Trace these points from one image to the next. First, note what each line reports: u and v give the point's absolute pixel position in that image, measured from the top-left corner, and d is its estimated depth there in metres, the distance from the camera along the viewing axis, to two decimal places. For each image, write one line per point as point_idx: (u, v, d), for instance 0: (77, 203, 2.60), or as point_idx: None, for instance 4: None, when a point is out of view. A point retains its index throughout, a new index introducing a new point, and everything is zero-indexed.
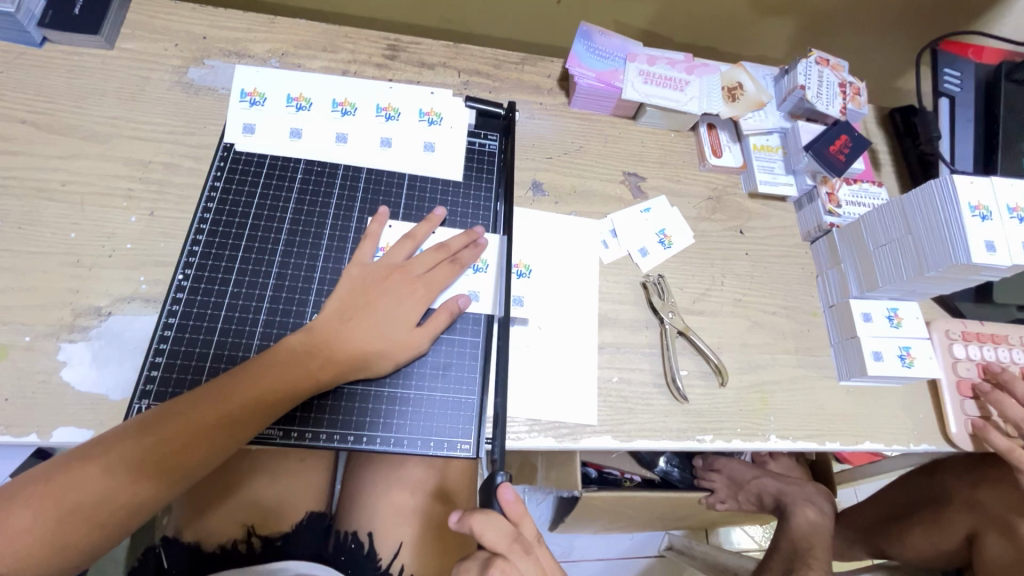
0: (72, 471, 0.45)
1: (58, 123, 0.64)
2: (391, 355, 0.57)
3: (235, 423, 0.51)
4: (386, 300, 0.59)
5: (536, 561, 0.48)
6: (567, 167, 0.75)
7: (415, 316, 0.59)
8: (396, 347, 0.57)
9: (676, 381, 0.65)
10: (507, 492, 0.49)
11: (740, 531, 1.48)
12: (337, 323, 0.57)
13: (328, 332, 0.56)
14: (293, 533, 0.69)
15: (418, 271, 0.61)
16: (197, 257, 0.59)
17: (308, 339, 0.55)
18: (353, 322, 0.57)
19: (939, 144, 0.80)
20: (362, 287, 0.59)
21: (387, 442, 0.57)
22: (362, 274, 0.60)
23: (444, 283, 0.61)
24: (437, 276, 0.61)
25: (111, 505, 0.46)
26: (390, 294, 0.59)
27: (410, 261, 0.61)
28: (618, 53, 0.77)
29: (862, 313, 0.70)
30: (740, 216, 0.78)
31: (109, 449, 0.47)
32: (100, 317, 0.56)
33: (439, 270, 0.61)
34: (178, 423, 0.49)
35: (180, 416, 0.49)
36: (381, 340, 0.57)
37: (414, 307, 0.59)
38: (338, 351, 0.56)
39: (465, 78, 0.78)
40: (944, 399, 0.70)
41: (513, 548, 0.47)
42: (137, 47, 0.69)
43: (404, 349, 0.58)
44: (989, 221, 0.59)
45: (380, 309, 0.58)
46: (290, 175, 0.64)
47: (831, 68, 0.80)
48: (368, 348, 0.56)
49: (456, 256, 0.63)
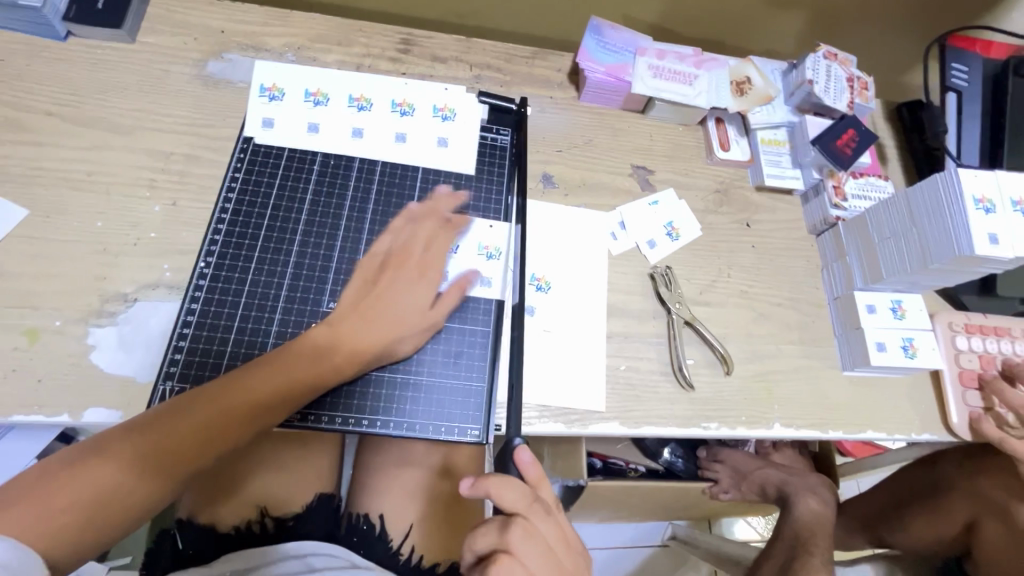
0: (113, 451, 0.46)
1: (82, 116, 0.66)
2: (407, 340, 0.59)
3: (268, 405, 0.53)
4: (399, 286, 0.59)
5: (556, 524, 0.49)
6: (577, 159, 0.77)
7: (428, 300, 0.60)
8: (415, 331, 0.59)
9: (683, 370, 0.67)
10: (524, 454, 0.51)
11: (742, 522, 1.50)
12: (354, 309, 0.58)
13: (348, 321, 0.57)
14: (304, 513, 0.72)
15: (432, 257, 0.62)
16: (219, 246, 0.61)
17: (330, 330, 0.57)
18: (369, 309, 0.58)
19: (946, 139, 0.80)
20: (376, 273, 0.60)
21: (400, 426, 0.59)
22: (370, 259, 0.61)
23: (457, 268, 0.63)
24: (440, 251, 0.62)
25: (149, 483, 0.47)
26: (401, 278, 0.60)
27: (412, 239, 0.62)
28: (628, 47, 0.78)
29: (867, 305, 0.71)
30: (748, 209, 0.79)
31: (149, 432, 0.48)
32: (126, 303, 0.59)
33: (455, 261, 0.63)
34: (215, 407, 0.51)
35: (216, 399, 0.51)
36: (400, 325, 0.58)
37: (428, 291, 0.60)
38: (359, 338, 0.57)
39: (477, 72, 0.79)
40: (946, 390, 0.72)
41: (533, 507, 0.48)
42: (157, 41, 0.71)
43: (419, 331, 0.59)
44: (993, 214, 0.60)
45: (395, 293, 0.59)
46: (308, 167, 0.66)
47: (839, 62, 0.81)
48: (386, 334, 0.58)
49: (471, 249, 0.65)
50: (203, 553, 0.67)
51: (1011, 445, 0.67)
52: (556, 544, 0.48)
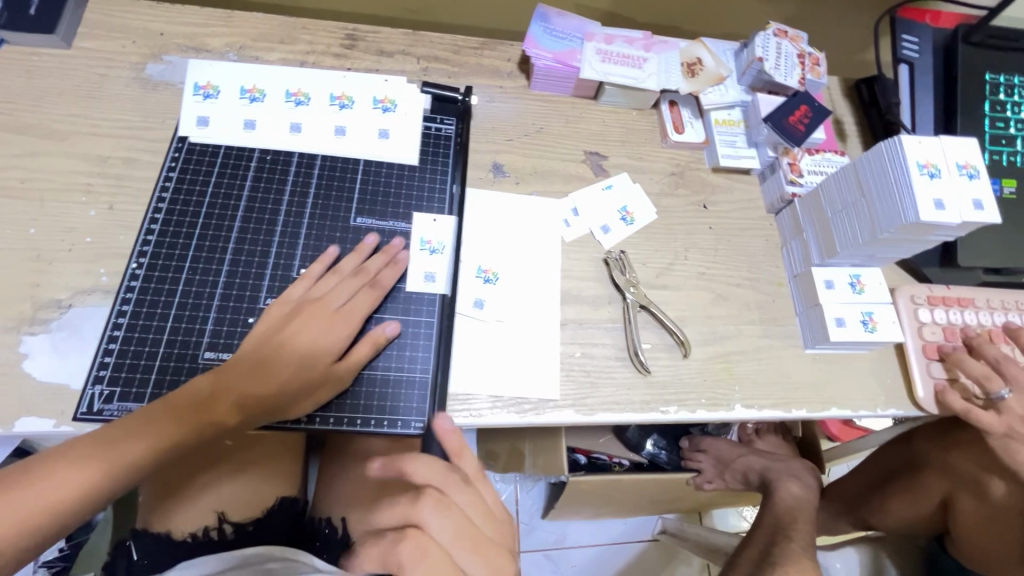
0: (55, 472, 0.44)
1: (17, 123, 0.65)
2: (313, 390, 0.55)
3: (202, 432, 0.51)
4: (302, 332, 0.56)
5: (476, 494, 0.47)
6: (528, 148, 0.76)
7: (336, 350, 0.57)
8: (320, 382, 0.56)
9: (638, 354, 0.66)
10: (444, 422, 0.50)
11: (733, 512, 1.48)
12: (250, 364, 0.54)
13: (242, 369, 0.54)
14: (264, 517, 0.71)
15: (338, 301, 0.59)
16: (151, 246, 0.60)
17: (217, 378, 0.53)
18: (269, 361, 0.55)
19: (901, 111, 0.80)
20: (280, 322, 0.57)
21: (340, 422, 0.57)
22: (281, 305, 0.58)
23: (366, 311, 0.60)
24: (360, 304, 0.59)
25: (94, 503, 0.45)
26: (308, 326, 0.57)
27: (328, 293, 0.59)
28: (576, 33, 0.78)
29: (825, 281, 0.70)
30: (704, 191, 0.79)
31: (91, 456, 0.45)
32: (61, 309, 0.57)
33: (361, 298, 0.60)
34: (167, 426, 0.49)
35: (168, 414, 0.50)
36: (302, 374, 0.55)
37: (336, 341, 0.57)
38: (249, 392, 0.53)
39: (424, 65, 0.78)
40: (910, 364, 0.71)
41: (450, 478, 0.47)
42: (94, 46, 0.70)
43: (326, 383, 0.56)
44: (938, 179, 0.59)
45: (298, 338, 0.56)
46: (245, 164, 0.65)
47: (789, 39, 0.81)
48: (285, 386, 0.54)
49: (376, 280, 0.61)
50: (158, 560, 0.66)
51: (975, 415, 0.67)
52: (478, 513, 0.46)
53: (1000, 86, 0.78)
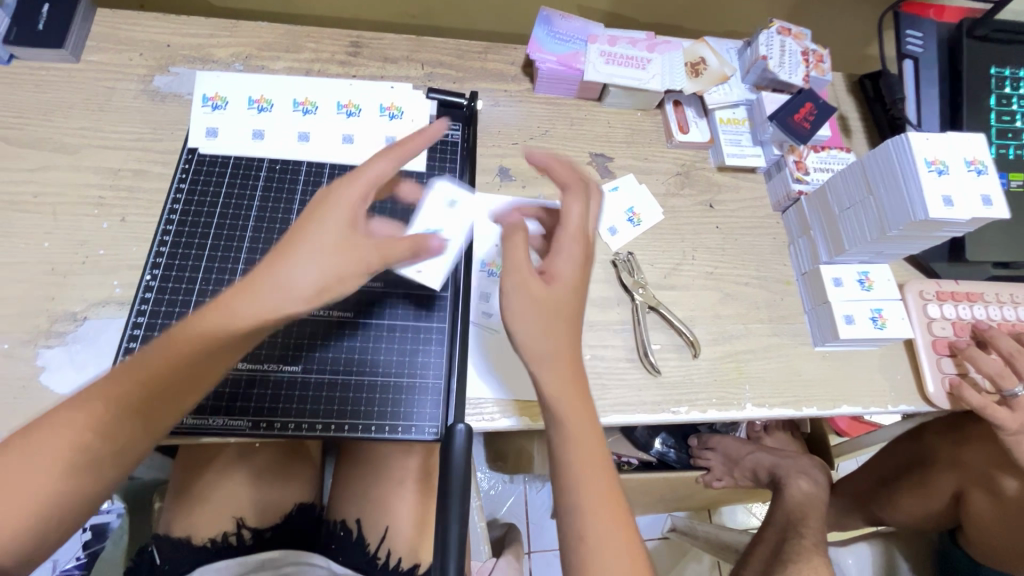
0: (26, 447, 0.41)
1: (27, 137, 0.65)
2: (330, 285, 0.46)
3: (198, 359, 0.44)
4: (321, 218, 0.48)
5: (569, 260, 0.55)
6: (534, 151, 0.76)
7: (355, 228, 0.48)
8: (338, 263, 0.46)
9: (648, 355, 0.66)
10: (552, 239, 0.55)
11: (742, 509, 1.49)
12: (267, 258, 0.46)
13: (258, 273, 0.46)
14: (282, 523, 0.73)
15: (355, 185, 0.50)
16: (164, 258, 0.60)
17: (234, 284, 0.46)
18: (286, 243, 0.47)
19: (906, 107, 0.80)
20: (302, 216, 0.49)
21: (355, 428, 0.57)
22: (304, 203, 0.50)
23: (389, 191, 0.50)
24: (377, 181, 0.50)
25: (61, 490, 0.42)
26: (326, 214, 0.48)
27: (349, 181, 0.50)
28: (579, 36, 0.78)
29: (833, 278, 0.70)
30: (710, 190, 0.79)
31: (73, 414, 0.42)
32: (76, 322, 0.58)
33: (381, 174, 0.50)
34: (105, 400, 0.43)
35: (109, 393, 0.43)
36: (316, 267, 0.46)
37: (355, 220, 0.48)
38: (256, 293, 0.45)
39: (429, 70, 0.79)
40: (921, 360, 0.71)
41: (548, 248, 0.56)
42: (101, 59, 0.71)
43: (345, 269, 0.47)
44: (947, 175, 0.59)
45: (316, 221, 0.48)
46: (254, 174, 0.65)
47: (793, 37, 0.80)
48: (298, 279, 0.45)
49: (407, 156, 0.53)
50: (177, 564, 0.65)
51: (990, 412, 0.66)
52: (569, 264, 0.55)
53: (1005, 80, 0.78)
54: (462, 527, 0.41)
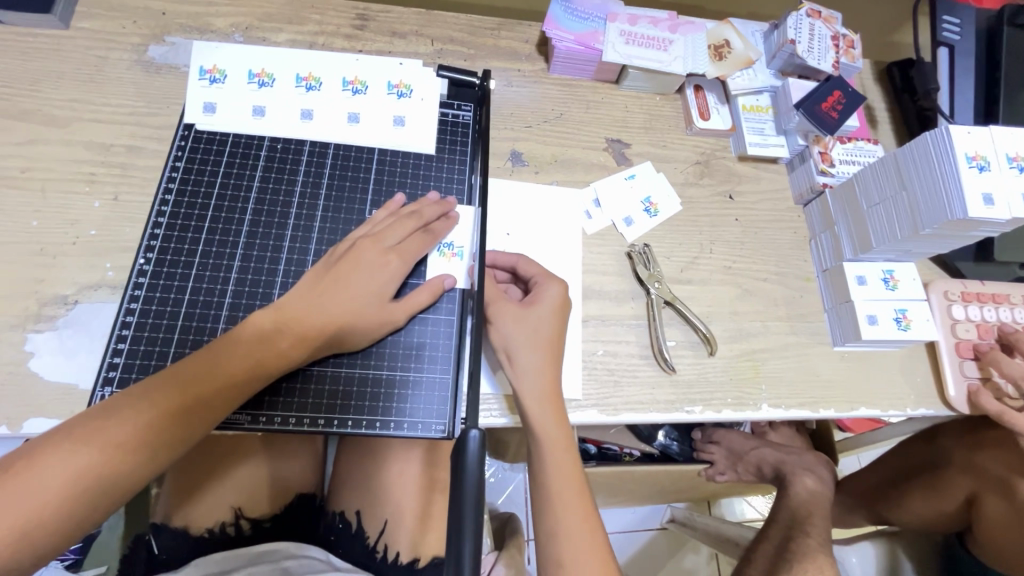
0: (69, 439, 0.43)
1: (15, 108, 0.62)
2: (365, 330, 0.55)
3: (239, 384, 0.50)
4: (358, 272, 0.55)
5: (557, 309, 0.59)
6: (548, 135, 0.73)
7: (388, 287, 0.56)
8: (370, 317, 0.55)
9: (664, 352, 0.63)
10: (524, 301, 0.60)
11: (743, 502, 1.48)
12: (307, 295, 0.54)
13: (302, 309, 0.53)
14: (281, 513, 0.71)
15: (390, 241, 0.58)
16: (160, 240, 0.57)
17: (275, 316, 0.52)
18: (326, 292, 0.54)
19: (939, 98, 0.76)
20: (334, 261, 0.56)
21: (359, 424, 0.55)
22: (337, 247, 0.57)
23: (417, 253, 0.58)
24: (412, 246, 0.58)
25: (103, 480, 0.44)
26: (361, 266, 0.56)
27: (383, 230, 0.58)
28: (598, 13, 0.73)
29: (857, 277, 0.67)
30: (730, 180, 0.75)
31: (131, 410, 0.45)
32: (66, 306, 0.55)
33: (412, 241, 0.58)
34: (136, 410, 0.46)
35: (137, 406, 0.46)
36: (353, 316, 0.54)
37: (389, 279, 0.56)
38: (304, 326, 0.52)
39: (439, 46, 0.75)
40: (943, 362, 0.68)
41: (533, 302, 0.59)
42: (93, 26, 0.67)
43: (379, 319, 0.55)
44: (986, 173, 0.56)
45: (352, 276, 0.55)
46: (254, 153, 0.62)
47: (823, 20, 0.76)
48: (338, 321, 0.53)
49: (429, 227, 0.60)
50: (177, 555, 0.66)
51: (1009, 419, 0.64)
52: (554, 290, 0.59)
53: None
54: (477, 546, 0.33)
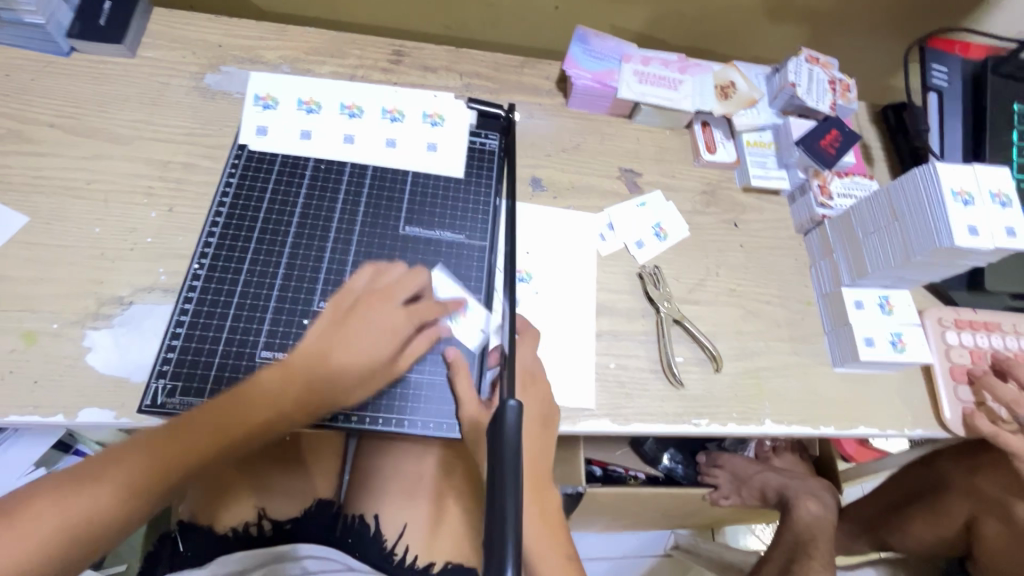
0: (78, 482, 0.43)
1: (83, 127, 0.68)
2: (366, 384, 0.56)
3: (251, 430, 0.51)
4: (364, 331, 0.56)
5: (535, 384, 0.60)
6: (566, 163, 0.79)
7: (395, 341, 0.57)
8: (372, 372, 0.56)
9: (672, 367, 0.67)
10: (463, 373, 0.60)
11: (746, 530, 1.48)
12: (314, 350, 0.55)
13: (313, 358, 0.54)
14: (301, 516, 0.72)
15: (398, 297, 0.58)
16: (212, 248, 0.62)
17: (285, 369, 0.53)
18: (332, 348, 0.55)
19: (929, 138, 0.82)
20: (343, 313, 0.57)
21: (388, 422, 0.59)
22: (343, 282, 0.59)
23: (428, 317, 0.59)
24: (422, 308, 0.59)
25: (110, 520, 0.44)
26: (368, 322, 0.56)
27: (391, 287, 0.59)
28: (614, 55, 0.80)
29: (855, 301, 0.71)
30: (735, 210, 0.81)
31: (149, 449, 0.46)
32: (122, 306, 0.60)
33: (424, 306, 0.59)
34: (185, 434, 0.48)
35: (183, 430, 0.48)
36: (356, 373, 0.55)
37: (393, 334, 0.57)
38: (314, 379, 0.54)
39: (467, 81, 0.81)
40: (938, 385, 0.72)
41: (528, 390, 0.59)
42: (157, 55, 0.74)
43: (382, 373, 0.57)
44: (972, 207, 0.61)
45: (359, 333, 0.56)
46: (300, 171, 0.68)
47: (821, 65, 0.83)
48: (343, 375, 0.55)
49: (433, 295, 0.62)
50: (202, 553, 0.68)
51: (1003, 440, 0.68)
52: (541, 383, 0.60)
53: None
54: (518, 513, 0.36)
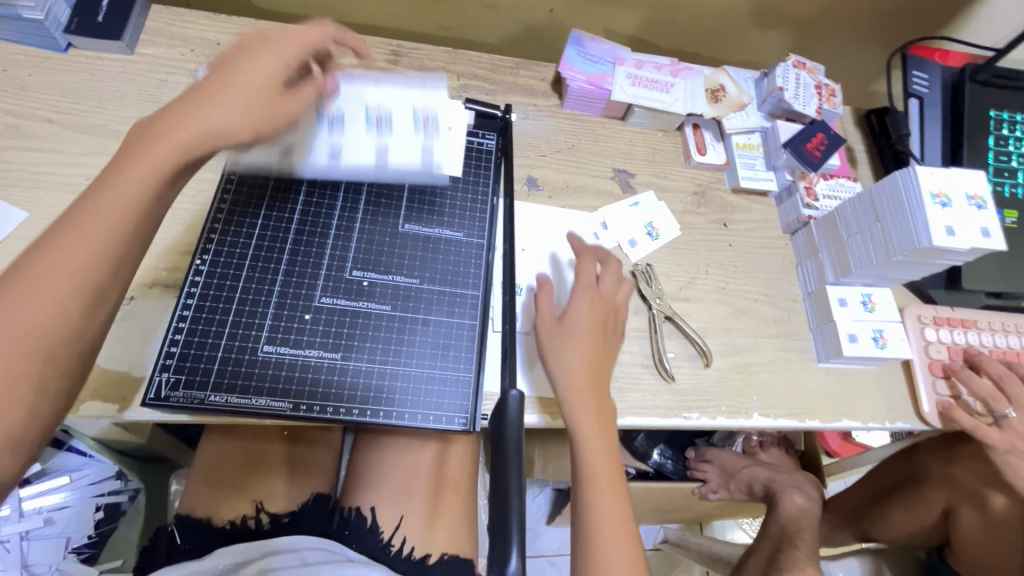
0: None
1: (82, 123, 0.68)
2: (243, 122, 0.49)
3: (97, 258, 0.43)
4: (240, 69, 0.51)
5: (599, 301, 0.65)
6: (561, 163, 0.80)
7: (266, 83, 0.51)
8: (242, 117, 0.49)
9: (664, 362, 0.69)
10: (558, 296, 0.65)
11: (733, 525, 1.51)
12: (179, 110, 0.48)
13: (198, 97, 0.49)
14: (298, 510, 0.74)
15: (276, 33, 0.53)
16: (214, 244, 0.63)
17: (159, 119, 0.48)
18: (203, 99, 0.49)
19: (910, 142, 0.85)
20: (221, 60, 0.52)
21: (389, 416, 0.60)
22: (219, 116, 0.48)
23: (280, 68, 0.52)
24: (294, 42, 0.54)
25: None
26: (239, 71, 0.51)
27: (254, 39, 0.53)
28: (608, 58, 0.82)
29: (839, 299, 0.74)
30: (725, 210, 0.83)
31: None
32: (122, 302, 0.60)
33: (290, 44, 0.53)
34: (36, 276, 0.41)
35: (28, 265, 0.42)
36: (229, 119, 0.48)
37: (267, 72, 0.51)
38: (185, 134, 0.47)
39: (464, 81, 0.83)
40: (916, 378, 0.75)
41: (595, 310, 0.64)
42: (155, 52, 0.74)
43: (255, 110, 0.50)
44: (950, 208, 0.63)
45: (234, 77, 0.50)
46: (300, 168, 0.69)
47: (807, 71, 0.86)
48: (212, 120, 0.48)
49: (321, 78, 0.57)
50: (199, 545, 0.68)
51: (982, 431, 0.70)
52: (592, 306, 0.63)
53: (1003, 123, 0.84)
54: (522, 504, 0.39)
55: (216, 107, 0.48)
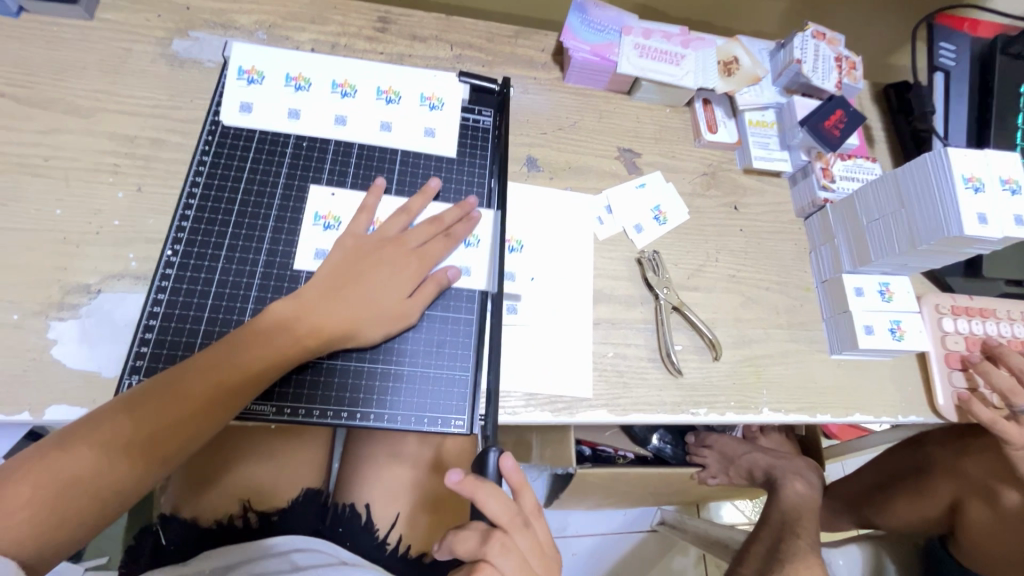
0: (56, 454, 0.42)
1: (38, 96, 0.62)
2: (378, 325, 0.56)
3: (260, 371, 0.51)
4: (379, 271, 0.57)
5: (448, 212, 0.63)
6: (563, 142, 0.75)
7: (407, 286, 0.58)
8: (383, 318, 0.56)
9: (672, 356, 0.66)
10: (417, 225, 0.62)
11: (730, 506, 1.51)
12: (328, 290, 0.55)
13: (312, 301, 0.54)
14: (288, 507, 0.69)
15: (414, 244, 0.60)
16: (186, 233, 0.58)
17: (298, 304, 0.54)
18: (346, 288, 0.55)
19: (934, 120, 0.80)
20: (358, 252, 0.58)
21: (380, 418, 0.56)
22: (354, 321, 0.55)
23: (439, 255, 0.61)
24: (433, 249, 0.60)
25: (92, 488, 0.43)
26: (380, 271, 0.57)
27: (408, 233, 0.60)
28: (614, 26, 0.76)
29: (855, 288, 0.70)
30: (736, 193, 0.78)
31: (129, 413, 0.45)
32: (89, 295, 0.56)
33: (433, 245, 0.61)
34: (184, 378, 0.48)
35: (192, 368, 0.48)
36: (370, 316, 0.56)
37: (404, 281, 0.58)
38: (331, 318, 0.54)
39: (457, 52, 0.76)
40: (932, 370, 0.72)
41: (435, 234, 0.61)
42: (117, 18, 0.67)
43: (395, 316, 0.57)
44: (981, 194, 0.59)
45: (373, 281, 0.57)
46: (280, 149, 0.63)
47: (827, 42, 0.80)
48: (354, 320, 0.55)
49: (449, 230, 0.62)
50: (184, 547, 0.65)
51: (1002, 426, 0.68)
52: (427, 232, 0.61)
53: None
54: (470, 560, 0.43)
55: (359, 313, 0.55)
